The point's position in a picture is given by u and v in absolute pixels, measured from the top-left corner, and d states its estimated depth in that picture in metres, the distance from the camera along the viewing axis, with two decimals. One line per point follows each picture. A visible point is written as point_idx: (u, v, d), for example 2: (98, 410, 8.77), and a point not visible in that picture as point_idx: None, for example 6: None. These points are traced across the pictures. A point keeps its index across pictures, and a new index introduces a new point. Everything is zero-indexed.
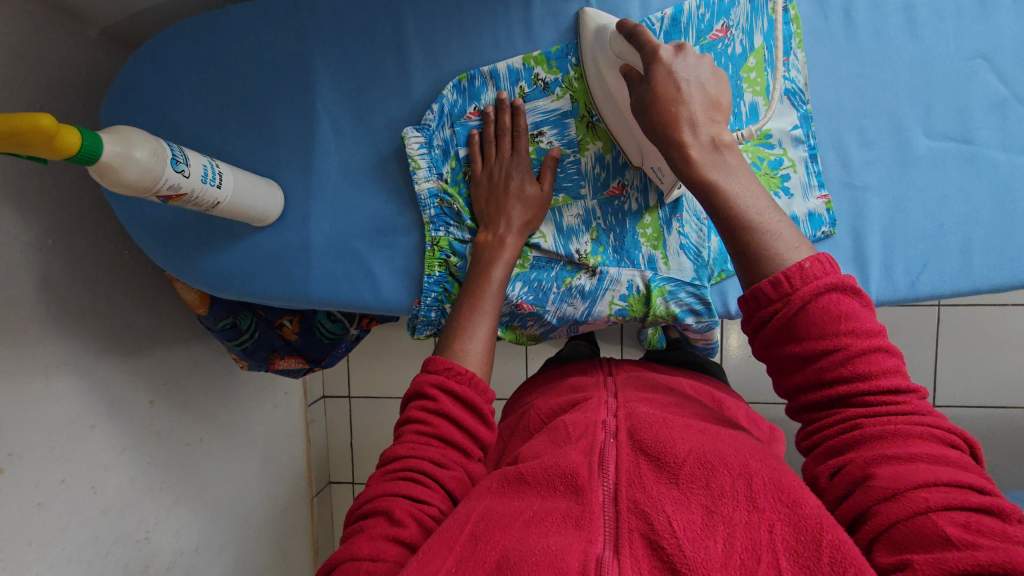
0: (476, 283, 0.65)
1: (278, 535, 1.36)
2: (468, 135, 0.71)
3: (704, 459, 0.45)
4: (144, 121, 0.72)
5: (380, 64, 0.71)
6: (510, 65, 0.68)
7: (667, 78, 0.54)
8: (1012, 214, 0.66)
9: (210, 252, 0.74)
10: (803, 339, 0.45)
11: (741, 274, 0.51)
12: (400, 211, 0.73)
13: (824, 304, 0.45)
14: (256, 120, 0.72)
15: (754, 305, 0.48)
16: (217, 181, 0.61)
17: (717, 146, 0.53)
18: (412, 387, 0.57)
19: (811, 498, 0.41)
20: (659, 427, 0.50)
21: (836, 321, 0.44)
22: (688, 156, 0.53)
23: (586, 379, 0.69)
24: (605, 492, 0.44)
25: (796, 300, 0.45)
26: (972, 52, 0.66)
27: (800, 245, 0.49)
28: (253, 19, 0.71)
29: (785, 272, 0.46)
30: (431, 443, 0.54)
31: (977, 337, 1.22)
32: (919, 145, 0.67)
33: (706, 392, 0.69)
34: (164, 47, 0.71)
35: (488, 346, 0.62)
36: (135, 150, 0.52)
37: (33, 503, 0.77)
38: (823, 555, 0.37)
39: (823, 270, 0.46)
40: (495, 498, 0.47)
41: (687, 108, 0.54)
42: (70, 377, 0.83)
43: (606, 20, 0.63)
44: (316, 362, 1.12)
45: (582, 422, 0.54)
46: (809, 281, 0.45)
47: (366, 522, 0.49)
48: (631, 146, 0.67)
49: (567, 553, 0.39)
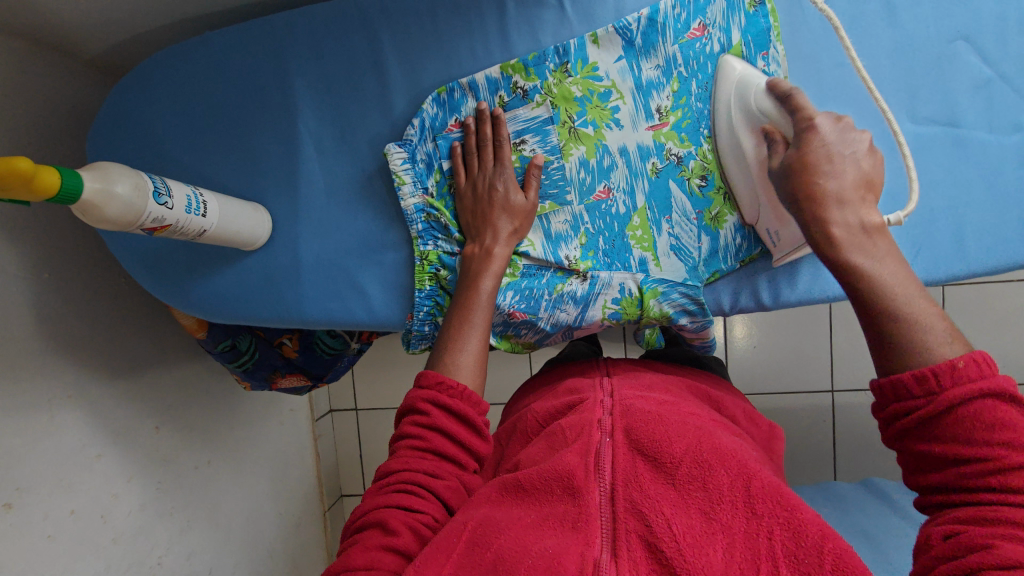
0: (466, 295, 0.65)
1: (293, 552, 1.36)
2: (451, 148, 0.71)
3: (701, 458, 0.44)
4: (131, 150, 0.72)
5: (359, 82, 0.71)
6: (488, 75, 0.68)
7: (821, 146, 0.55)
8: (1004, 195, 0.65)
9: (202, 279, 0.74)
10: (944, 441, 0.42)
11: (876, 356, 0.48)
12: (387, 227, 0.74)
13: (978, 411, 0.41)
14: (240, 144, 0.72)
15: (891, 395, 0.45)
16: (202, 210, 0.62)
17: (868, 230, 0.52)
18: (405, 403, 0.57)
19: (806, 506, 0.41)
20: (655, 424, 0.48)
21: (990, 429, 0.41)
22: (830, 235, 0.52)
23: (584, 381, 0.67)
24: (602, 493, 0.43)
25: (943, 402, 0.42)
26: (953, 35, 0.65)
27: (955, 338, 0.45)
28: (229, 42, 0.71)
29: (933, 368, 0.43)
30: (426, 457, 0.54)
31: (982, 315, 1.21)
32: (904, 131, 0.66)
33: (704, 391, 0.68)
34: (145, 76, 0.71)
35: (480, 359, 0.62)
36: (116, 185, 0.52)
37: (43, 537, 0.77)
38: (824, 561, 0.37)
39: (980, 373, 0.42)
40: (493, 506, 0.47)
41: (832, 183, 0.54)
42: (74, 409, 0.84)
43: (747, 71, 0.64)
44: (319, 378, 1.12)
45: (577, 423, 0.53)
46: (961, 382, 0.42)
47: (361, 535, 0.50)
48: (746, 201, 0.66)
49: (565, 557, 0.39)
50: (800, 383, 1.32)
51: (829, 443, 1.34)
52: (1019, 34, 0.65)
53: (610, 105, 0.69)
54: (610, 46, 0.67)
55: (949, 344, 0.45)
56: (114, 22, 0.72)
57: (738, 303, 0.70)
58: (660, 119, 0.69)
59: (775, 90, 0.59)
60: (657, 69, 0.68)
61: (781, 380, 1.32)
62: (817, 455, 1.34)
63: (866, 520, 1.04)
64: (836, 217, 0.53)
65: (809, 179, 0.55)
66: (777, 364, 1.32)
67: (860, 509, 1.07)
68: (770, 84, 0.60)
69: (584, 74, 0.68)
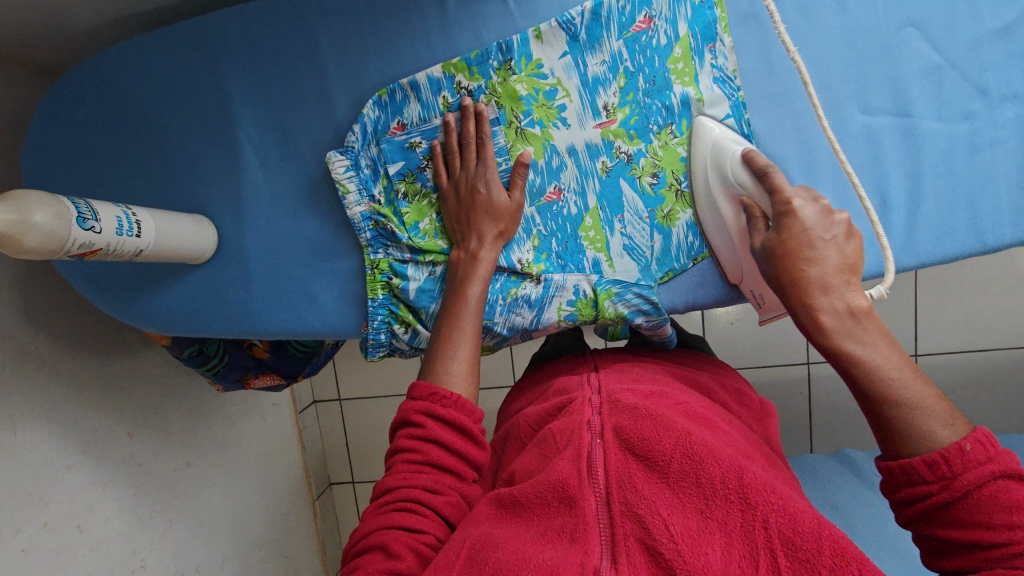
0: (454, 303, 0.64)
1: (282, 543, 1.38)
2: (431, 146, 0.68)
3: (691, 451, 0.42)
4: (65, 162, 0.69)
5: (299, 85, 0.68)
6: (430, 75, 0.66)
7: (801, 231, 0.53)
8: (954, 185, 0.65)
9: (152, 292, 0.72)
10: (961, 525, 0.42)
11: (879, 437, 0.48)
12: (337, 233, 0.72)
13: (992, 493, 0.41)
14: (178, 153, 0.70)
15: (902, 479, 0.45)
16: (135, 230, 0.59)
17: (854, 315, 0.51)
18: (399, 415, 0.56)
19: (797, 496, 0.40)
20: (644, 419, 0.46)
21: (1006, 511, 0.40)
22: (818, 322, 0.51)
23: (572, 379, 0.63)
24: (597, 498, 0.42)
25: (957, 487, 0.42)
26: (903, 21, 0.63)
27: (955, 421, 0.45)
28: (158, 47, 0.67)
29: (942, 452, 0.43)
30: (423, 471, 0.53)
31: (939, 287, 1.24)
32: (854, 122, 0.65)
33: (691, 378, 0.66)
34: (73, 84, 0.68)
35: (472, 367, 0.61)
36: (33, 215, 0.49)
37: (17, 550, 0.77)
38: (823, 547, 0.36)
39: (987, 454, 0.42)
40: (493, 524, 0.46)
41: (821, 269, 0.52)
42: (40, 422, 0.82)
43: (721, 132, 0.64)
44: (294, 375, 1.09)
45: (567, 427, 0.49)
46: (972, 465, 0.42)
47: (364, 558, 0.49)
48: (730, 264, 0.66)
49: (564, 568, 0.38)
50: (774, 359, 1.33)
51: (804, 415, 1.35)
52: (969, 20, 0.63)
53: (557, 104, 0.67)
54: (554, 41, 0.65)
55: (950, 429, 0.45)
56: (37, 27, 0.69)
57: (692, 301, 0.70)
58: (608, 116, 0.67)
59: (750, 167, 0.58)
60: (603, 64, 0.66)
61: (758, 354, 1.34)
62: (795, 429, 1.37)
63: (836, 491, 1.07)
64: (823, 303, 0.51)
65: (793, 265, 0.53)
66: (754, 339, 1.33)
67: (830, 480, 1.10)
68: (746, 156, 0.59)
69: (528, 71, 0.66)
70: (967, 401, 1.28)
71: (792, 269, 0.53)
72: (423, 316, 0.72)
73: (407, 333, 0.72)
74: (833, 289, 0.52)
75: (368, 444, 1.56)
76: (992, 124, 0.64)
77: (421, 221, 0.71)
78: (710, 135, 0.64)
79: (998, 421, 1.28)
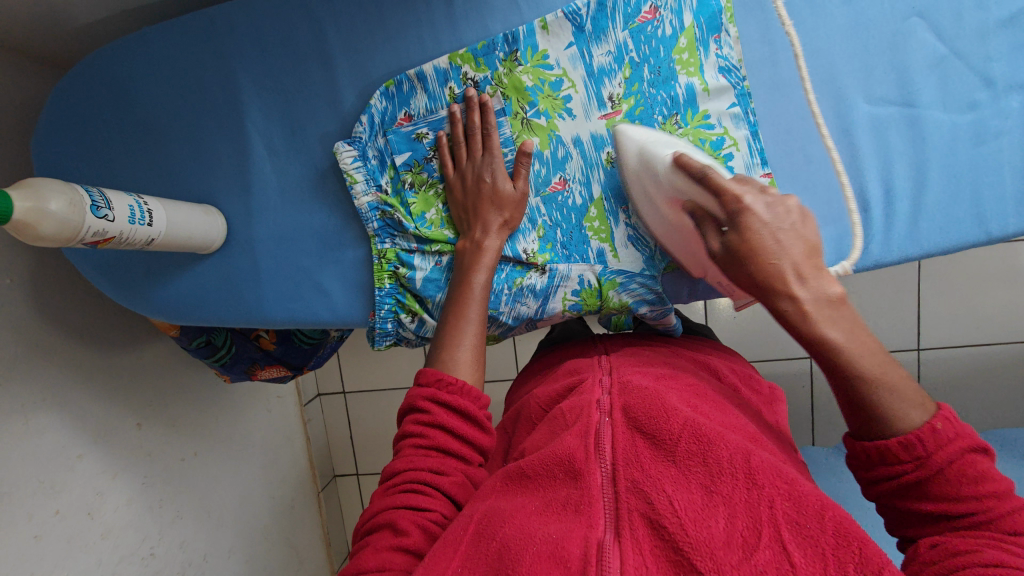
0: (459, 290, 0.65)
1: (288, 534, 1.39)
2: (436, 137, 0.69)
3: (698, 431, 0.43)
4: (77, 153, 0.70)
5: (306, 76, 0.69)
6: (437, 66, 0.66)
7: (760, 225, 0.49)
8: (959, 176, 0.65)
9: (162, 283, 0.73)
10: (935, 497, 0.42)
11: (854, 419, 0.46)
12: (344, 224, 0.73)
13: (964, 468, 0.41)
14: (187, 144, 0.71)
15: (876, 459, 0.44)
16: (147, 219, 0.60)
17: (835, 300, 0.46)
18: (406, 401, 0.57)
19: (802, 478, 0.41)
20: (653, 400, 0.47)
21: (975, 482, 0.41)
22: (801, 310, 0.46)
23: (583, 361, 0.64)
24: (604, 473, 0.43)
25: (931, 465, 0.42)
26: (908, 11, 0.64)
27: (922, 404, 0.44)
28: (169, 39, 0.68)
29: (915, 432, 0.43)
30: (430, 454, 0.54)
31: (945, 279, 1.24)
32: (859, 112, 0.66)
33: (700, 362, 0.67)
34: (84, 75, 0.69)
35: (478, 353, 0.62)
36: (48, 203, 0.50)
37: (30, 537, 0.78)
38: (825, 527, 0.37)
39: (955, 431, 0.42)
40: (499, 496, 0.47)
41: (789, 259, 0.47)
42: (51, 412, 0.83)
43: (645, 137, 0.63)
44: (299, 367, 1.11)
45: (576, 406, 0.51)
46: (945, 443, 0.42)
47: (372, 536, 0.51)
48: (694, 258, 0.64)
49: (568, 541, 0.39)
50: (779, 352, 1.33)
51: (808, 409, 1.36)
52: (975, 10, 0.63)
53: (562, 95, 0.67)
54: (560, 32, 0.65)
55: (917, 411, 0.44)
56: (51, 19, 0.70)
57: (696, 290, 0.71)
58: (613, 107, 0.67)
59: (684, 168, 0.55)
60: (609, 55, 0.66)
61: (762, 347, 1.34)
62: (800, 422, 1.37)
63: (839, 484, 1.07)
64: (800, 293, 0.46)
65: (760, 261, 0.48)
66: (759, 332, 1.33)
67: (834, 474, 1.10)
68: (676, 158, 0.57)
69: (534, 62, 0.66)
70: (972, 394, 1.28)
71: (759, 264, 0.48)
72: (429, 305, 0.72)
73: (413, 322, 0.73)
74: (810, 276, 0.47)
75: (372, 437, 1.57)
76: (998, 114, 0.64)
77: (427, 212, 0.71)
78: (635, 143, 0.63)
79: (1002, 414, 1.28)
